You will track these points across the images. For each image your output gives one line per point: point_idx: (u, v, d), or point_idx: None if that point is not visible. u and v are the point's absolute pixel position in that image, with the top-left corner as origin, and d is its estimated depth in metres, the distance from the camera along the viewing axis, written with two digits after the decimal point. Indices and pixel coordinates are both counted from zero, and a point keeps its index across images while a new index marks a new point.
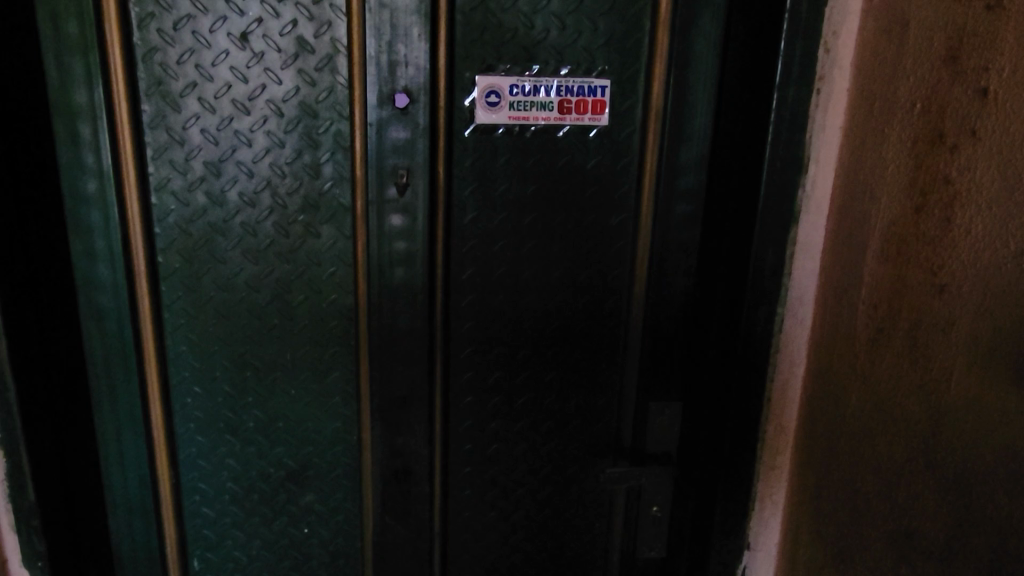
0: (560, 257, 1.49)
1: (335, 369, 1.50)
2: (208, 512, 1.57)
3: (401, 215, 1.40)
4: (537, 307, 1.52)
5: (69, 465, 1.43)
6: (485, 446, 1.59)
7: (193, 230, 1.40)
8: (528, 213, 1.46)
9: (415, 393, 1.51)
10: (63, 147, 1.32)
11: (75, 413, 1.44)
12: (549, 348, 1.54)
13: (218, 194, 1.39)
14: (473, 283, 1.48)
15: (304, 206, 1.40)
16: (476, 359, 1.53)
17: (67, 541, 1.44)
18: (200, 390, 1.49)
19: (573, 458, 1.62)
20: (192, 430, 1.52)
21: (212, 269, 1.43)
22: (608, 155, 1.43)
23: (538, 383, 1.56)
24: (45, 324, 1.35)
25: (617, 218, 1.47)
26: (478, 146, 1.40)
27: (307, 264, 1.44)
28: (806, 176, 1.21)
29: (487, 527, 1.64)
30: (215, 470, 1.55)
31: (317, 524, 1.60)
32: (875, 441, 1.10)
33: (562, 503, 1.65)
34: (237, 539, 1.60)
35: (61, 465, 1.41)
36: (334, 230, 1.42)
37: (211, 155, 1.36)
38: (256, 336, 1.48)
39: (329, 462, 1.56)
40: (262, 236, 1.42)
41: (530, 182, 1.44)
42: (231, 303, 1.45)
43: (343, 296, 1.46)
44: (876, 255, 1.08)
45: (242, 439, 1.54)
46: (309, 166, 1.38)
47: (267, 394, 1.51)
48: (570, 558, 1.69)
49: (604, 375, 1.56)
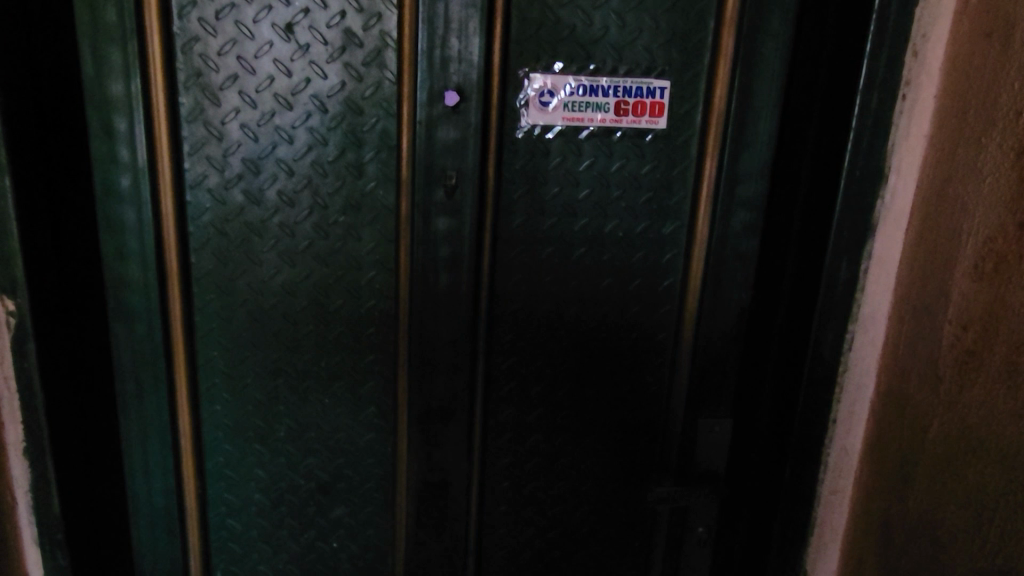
0: (609, 267, 1.42)
1: (371, 378, 1.44)
2: (233, 524, 1.51)
3: (448, 218, 1.33)
4: (584, 317, 1.45)
5: (93, 475, 1.37)
6: (525, 460, 1.52)
7: (228, 230, 1.33)
8: (579, 220, 1.39)
9: (454, 406, 1.45)
10: (96, 140, 1.25)
11: (100, 420, 1.37)
12: (594, 360, 1.47)
13: (256, 192, 1.32)
14: (518, 293, 1.42)
15: (346, 206, 1.34)
16: (519, 371, 1.46)
17: (90, 554, 1.38)
18: (230, 397, 1.43)
19: (615, 475, 1.54)
20: (220, 438, 1.45)
21: (248, 271, 1.36)
22: (664, 160, 1.36)
23: (582, 396, 1.49)
24: (73, 326, 1.29)
25: (671, 226, 1.40)
26: (529, 149, 1.34)
27: (346, 267, 1.37)
28: (886, 188, 1.18)
29: (523, 545, 1.57)
30: (243, 480, 1.48)
31: (346, 538, 1.54)
32: (962, 469, 1.03)
33: (602, 522, 1.58)
34: (263, 552, 1.54)
35: (86, 474, 1.34)
36: (376, 232, 1.35)
37: (250, 151, 1.30)
38: (290, 342, 1.41)
39: (361, 474, 1.50)
40: (300, 237, 1.35)
41: (581, 187, 1.37)
42: (265, 307, 1.39)
43: (382, 302, 1.39)
44: (966, 274, 1.01)
45: (272, 448, 1.47)
46: (352, 166, 1.32)
47: (299, 402, 1.45)
48: None
49: (651, 390, 1.49)
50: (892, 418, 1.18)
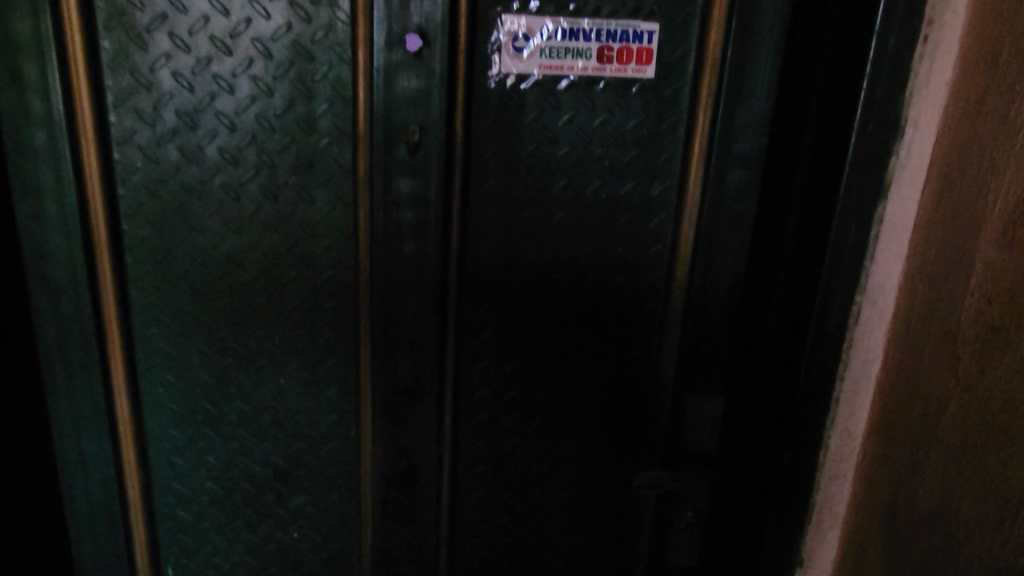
0: (591, 233, 1.29)
1: (331, 357, 1.31)
2: (183, 515, 1.39)
3: (411, 178, 1.19)
4: (564, 289, 1.32)
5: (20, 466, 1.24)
6: (501, 442, 1.41)
7: (164, 193, 1.18)
8: (558, 181, 1.25)
9: (423, 387, 1.32)
10: (5, 90, 1.10)
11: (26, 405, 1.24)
12: (576, 335, 1.36)
13: (194, 150, 1.17)
14: (490, 263, 1.29)
15: (297, 166, 1.19)
16: (493, 346, 1.34)
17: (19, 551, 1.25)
18: (173, 379, 1.29)
19: (598, 457, 1.44)
20: (164, 424, 1.32)
21: (189, 238, 1.22)
22: (652, 114, 1.23)
23: (563, 373, 1.38)
24: None
25: (659, 188, 1.27)
26: (502, 101, 1.19)
27: (300, 234, 1.23)
28: (902, 142, 1.08)
29: (499, 532, 1.47)
30: (192, 468, 1.36)
31: (308, 528, 1.43)
32: (979, 458, 0.92)
33: (584, 506, 1.47)
34: (218, 544, 1.42)
35: None
36: (331, 195, 1.21)
37: (186, 103, 1.14)
38: (239, 317, 1.28)
39: (322, 460, 1.38)
40: (246, 201, 1.21)
41: (560, 144, 1.23)
42: (209, 280, 1.25)
43: (341, 273, 1.26)
44: (994, 239, 0.89)
45: (223, 434, 1.34)
46: (302, 119, 1.17)
47: (251, 385, 1.32)
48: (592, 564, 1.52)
49: (637, 367, 1.38)
50: (904, 396, 1.08)
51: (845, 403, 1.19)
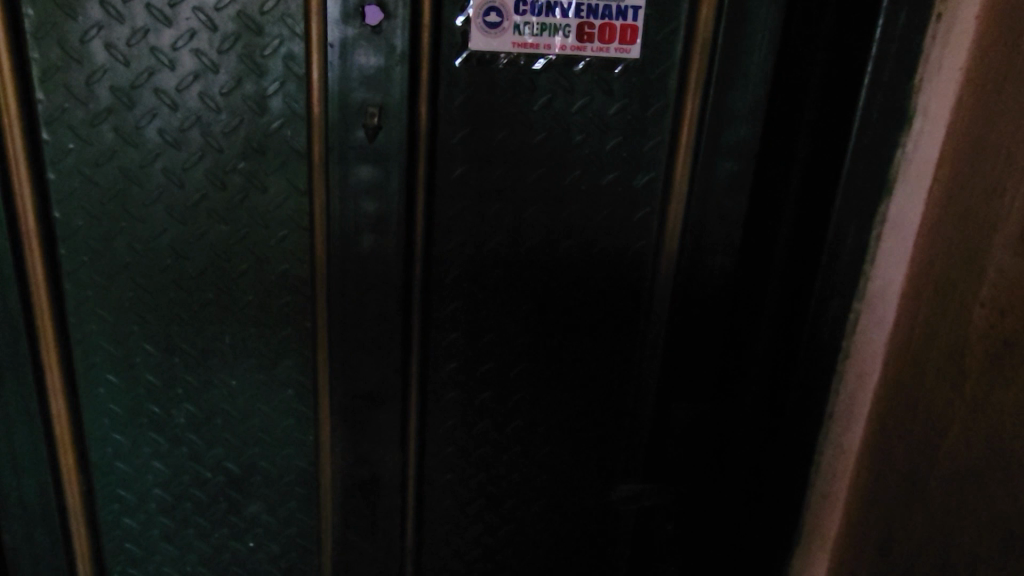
0: (569, 227, 1.19)
1: (286, 357, 1.21)
2: (130, 523, 1.29)
3: (370, 165, 1.09)
4: (539, 287, 1.22)
5: None
6: (471, 450, 1.31)
7: (99, 177, 1.08)
8: (533, 170, 1.15)
9: (385, 390, 1.23)
10: None
11: None
12: (551, 336, 1.26)
13: (131, 131, 1.06)
14: (458, 258, 1.19)
15: (246, 150, 1.09)
16: (463, 347, 1.24)
17: None
18: (115, 379, 1.20)
19: (574, 466, 1.34)
20: (106, 427, 1.22)
21: (128, 227, 1.11)
22: (636, 99, 1.12)
23: (537, 378, 1.28)
24: None
25: (643, 179, 1.17)
26: (471, 82, 1.09)
27: (251, 225, 1.13)
28: (910, 134, 0.98)
29: (470, 543, 1.38)
30: (138, 474, 1.26)
31: (264, 537, 1.34)
32: (984, 488, 0.82)
33: (560, 517, 1.38)
34: (168, 554, 1.33)
35: None
36: (284, 182, 1.11)
37: (121, 79, 1.03)
38: (185, 314, 1.17)
39: (279, 466, 1.29)
40: (190, 188, 1.10)
41: (536, 130, 1.13)
42: (151, 273, 1.14)
43: (297, 267, 1.16)
44: (1011, 244, 0.80)
45: (170, 438, 1.25)
46: (251, 99, 1.06)
47: (200, 386, 1.22)
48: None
49: (617, 372, 1.28)
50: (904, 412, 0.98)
51: (840, 415, 1.10)
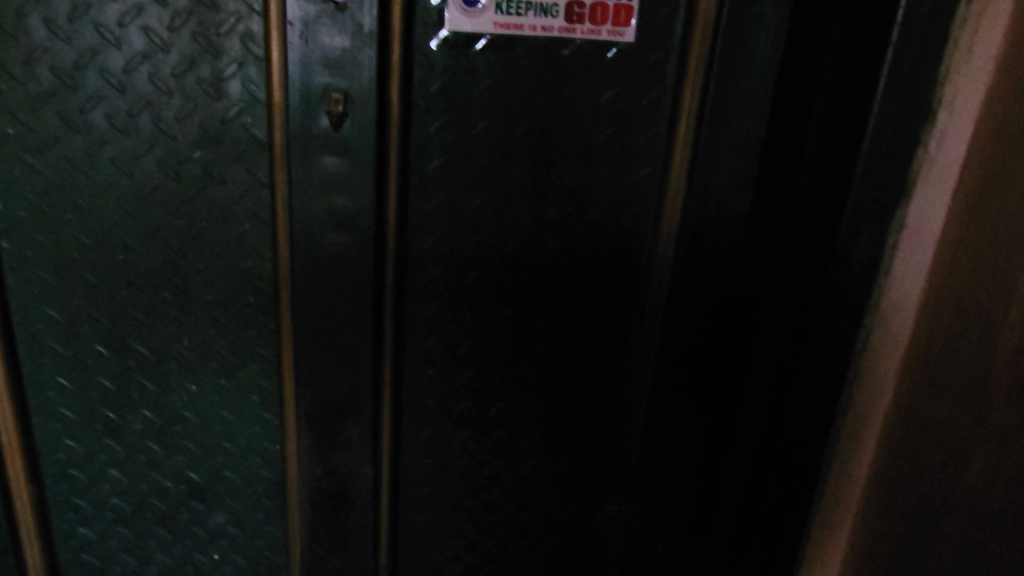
0: (555, 227, 1.09)
1: (250, 361, 1.13)
2: (86, 533, 1.22)
3: (337, 156, 1.00)
4: (524, 291, 1.13)
5: None
6: (450, 462, 1.23)
7: (42, 166, 1.00)
8: (516, 164, 1.05)
9: (355, 398, 1.14)
10: None
11: None
12: (536, 343, 1.16)
13: (76, 116, 0.97)
14: (436, 258, 1.09)
15: (202, 138, 1.00)
16: (441, 353, 1.15)
17: None
18: (67, 382, 1.12)
19: (561, 481, 1.25)
20: (59, 432, 1.15)
21: (75, 220, 1.03)
22: (630, 87, 1.02)
23: (521, 387, 1.19)
24: None
25: (636, 175, 1.07)
26: (449, 66, 0.99)
27: (209, 219, 1.04)
28: (935, 132, 0.87)
29: (448, 559, 1.30)
30: (93, 482, 1.19)
31: (229, 550, 1.26)
32: None
33: (545, 534, 1.29)
34: (128, 565, 1.25)
35: None
36: (245, 172, 1.02)
37: (63, 59, 0.95)
38: (140, 313, 1.09)
39: (244, 476, 1.21)
40: (142, 178, 1.01)
41: (520, 120, 1.03)
42: (102, 270, 1.06)
43: (260, 266, 1.07)
44: None
45: (127, 445, 1.17)
46: (206, 82, 0.97)
47: (157, 390, 1.14)
48: None
49: (607, 382, 1.19)
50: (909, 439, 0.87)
51: (846, 439, 0.99)
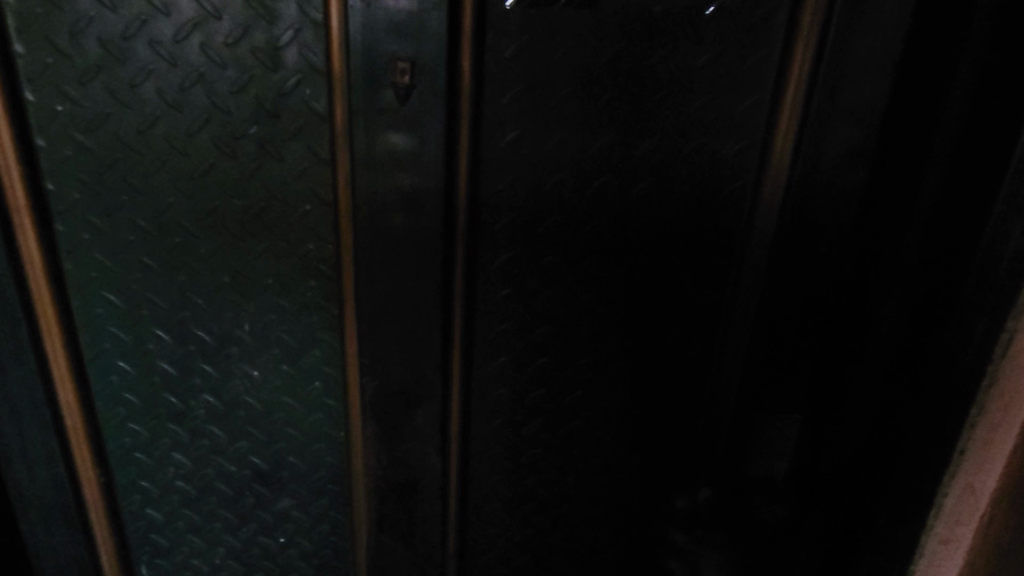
0: (639, 205, 0.99)
1: (312, 348, 1.08)
2: (154, 515, 1.21)
3: (402, 131, 0.91)
4: (603, 275, 1.03)
5: None
6: (521, 452, 1.16)
7: (94, 145, 0.94)
8: (598, 137, 0.95)
9: (422, 387, 1.08)
10: None
11: None
12: (615, 329, 1.07)
13: (126, 91, 0.91)
14: (509, 240, 1.00)
15: (257, 112, 0.92)
16: (513, 340, 1.07)
17: None
18: (128, 367, 1.08)
19: (640, 473, 1.18)
20: (122, 416, 1.12)
21: (130, 202, 0.98)
22: (731, 49, 0.90)
23: (597, 375, 1.11)
24: None
25: (733, 147, 0.95)
26: (526, 28, 0.88)
27: (267, 198, 0.97)
28: None
29: (518, 548, 1.24)
30: (158, 466, 1.17)
31: (296, 534, 1.24)
32: None
33: (621, 526, 1.23)
34: (195, 546, 1.24)
35: None
36: (304, 149, 0.94)
37: (110, 28, 0.87)
38: (199, 297, 1.04)
39: (309, 463, 1.17)
40: (197, 157, 0.95)
41: (604, 88, 0.92)
42: (159, 253, 1.01)
43: (322, 249, 1.00)
44: None
45: (191, 430, 1.14)
46: (261, 51, 0.89)
47: (221, 375, 1.10)
48: None
49: (690, 371, 1.10)
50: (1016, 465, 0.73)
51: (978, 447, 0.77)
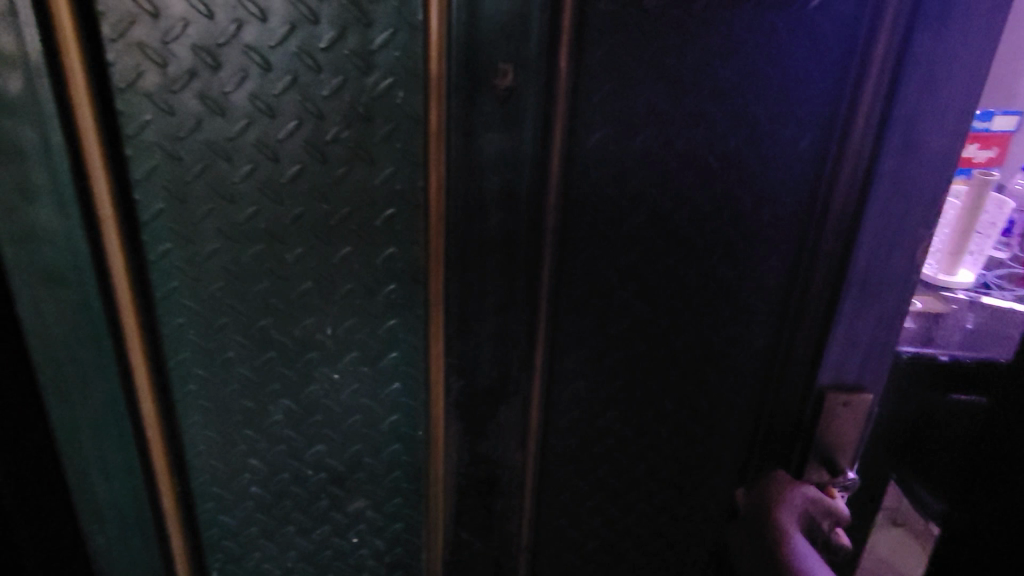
0: (720, 203, 1.01)
1: (393, 350, 1.08)
2: (227, 521, 1.20)
3: (496, 132, 0.91)
4: (682, 268, 1.05)
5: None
6: (593, 443, 1.18)
7: (182, 154, 0.92)
8: (683, 135, 0.96)
9: (506, 388, 1.09)
10: None
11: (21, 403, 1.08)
12: (690, 321, 1.09)
13: (216, 98, 0.89)
14: (593, 242, 1.01)
15: (349, 117, 0.92)
16: (591, 335, 1.08)
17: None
18: (206, 375, 1.07)
19: (707, 457, 1.22)
20: (199, 424, 1.11)
21: (216, 210, 0.96)
22: (813, 47, 0.94)
23: (669, 365, 1.13)
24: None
25: (808, 141, 0.99)
26: (620, 27, 0.89)
27: (353, 203, 0.97)
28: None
29: (587, 536, 1.27)
30: (233, 472, 1.16)
31: (369, 534, 1.24)
32: None
33: (682, 509, 1.26)
34: (267, 550, 1.25)
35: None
36: (394, 152, 0.94)
37: (204, 34, 0.86)
38: (279, 302, 1.04)
39: (385, 463, 1.18)
40: (287, 162, 0.94)
41: (693, 87, 0.94)
42: (242, 260, 1.00)
43: (407, 251, 1.00)
44: None
45: (267, 435, 1.14)
46: (356, 55, 0.88)
47: (300, 380, 1.10)
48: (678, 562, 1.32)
49: (760, 358, 1.14)
50: None
51: None
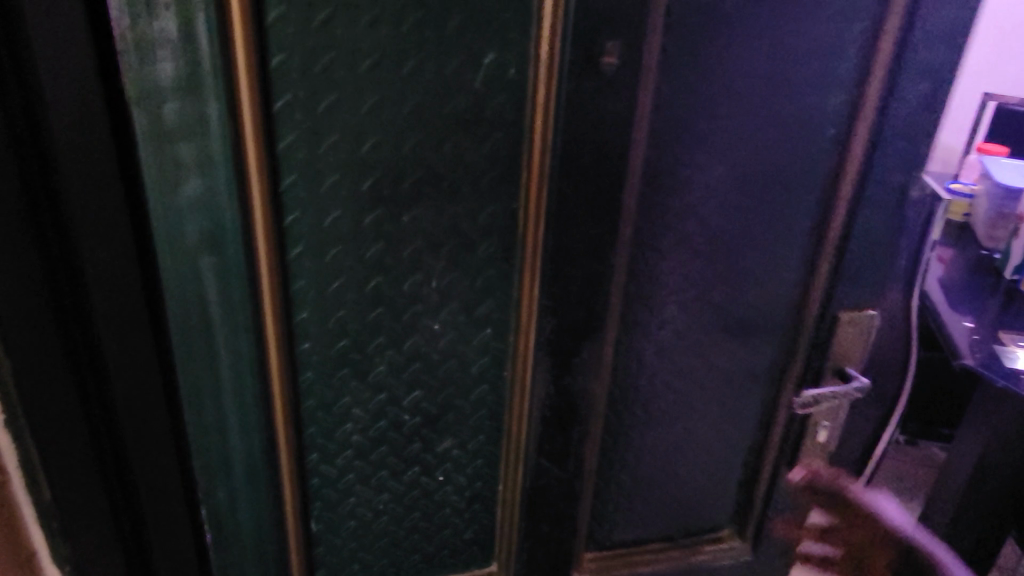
0: (758, 159, 1.21)
1: (486, 299, 1.22)
2: (328, 471, 1.31)
3: (591, 101, 1.07)
4: (726, 212, 1.25)
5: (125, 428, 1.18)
6: (649, 368, 1.38)
7: (316, 127, 1.02)
8: (736, 100, 1.15)
9: (589, 325, 1.25)
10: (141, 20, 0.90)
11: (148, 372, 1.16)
12: (730, 257, 1.29)
13: (348, 75, 1.00)
14: (659, 190, 1.20)
15: (465, 90, 1.05)
16: (652, 271, 1.27)
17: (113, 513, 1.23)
18: (320, 332, 1.18)
19: (738, 376, 1.42)
20: (311, 379, 1.22)
21: (341, 179, 1.06)
22: (839, 22, 1.13)
23: (711, 297, 1.33)
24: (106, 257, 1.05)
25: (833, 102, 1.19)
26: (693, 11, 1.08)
27: (463, 168, 1.10)
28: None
29: (637, 452, 1.47)
30: (337, 423, 1.27)
31: (454, 472, 1.38)
32: None
33: (717, 422, 1.47)
34: (362, 496, 1.36)
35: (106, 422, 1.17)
36: (500, 120, 1.08)
37: (343, 18, 0.96)
38: (391, 261, 1.15)
39: (472, 403, 1.32)
40: (406, 133, 1.06)
41: (745, 59, 1.13)
42: (360, 226, 1.11)
43: (507, 207, 1.15)
44: None
45: (371, 386, 1.25)
46: (475, 35, 1.02)
47: (403, 333, 1.22)
48: (711, 472, 1.54)
49: (785, 287, 1.34)
50: None
51: None
